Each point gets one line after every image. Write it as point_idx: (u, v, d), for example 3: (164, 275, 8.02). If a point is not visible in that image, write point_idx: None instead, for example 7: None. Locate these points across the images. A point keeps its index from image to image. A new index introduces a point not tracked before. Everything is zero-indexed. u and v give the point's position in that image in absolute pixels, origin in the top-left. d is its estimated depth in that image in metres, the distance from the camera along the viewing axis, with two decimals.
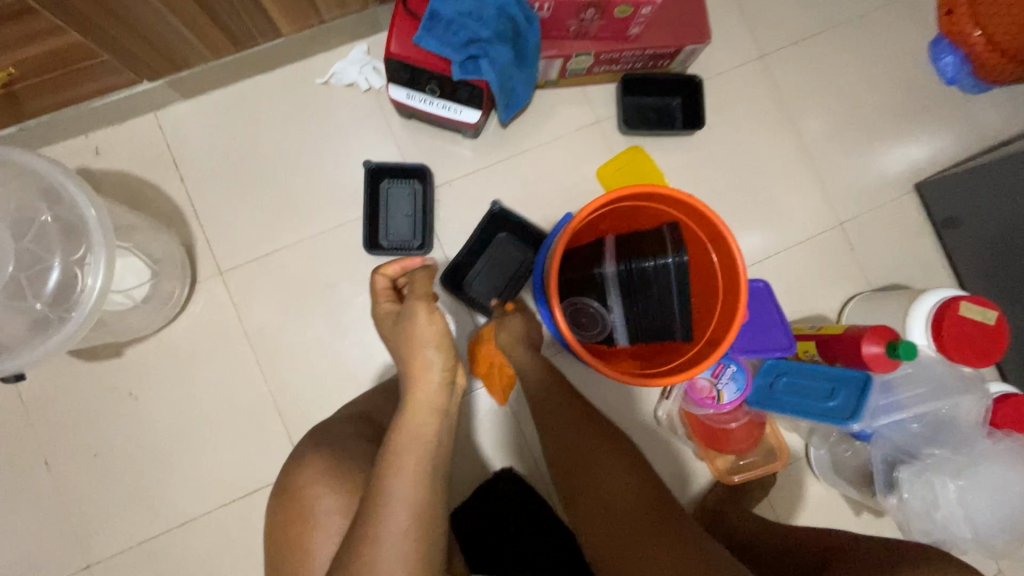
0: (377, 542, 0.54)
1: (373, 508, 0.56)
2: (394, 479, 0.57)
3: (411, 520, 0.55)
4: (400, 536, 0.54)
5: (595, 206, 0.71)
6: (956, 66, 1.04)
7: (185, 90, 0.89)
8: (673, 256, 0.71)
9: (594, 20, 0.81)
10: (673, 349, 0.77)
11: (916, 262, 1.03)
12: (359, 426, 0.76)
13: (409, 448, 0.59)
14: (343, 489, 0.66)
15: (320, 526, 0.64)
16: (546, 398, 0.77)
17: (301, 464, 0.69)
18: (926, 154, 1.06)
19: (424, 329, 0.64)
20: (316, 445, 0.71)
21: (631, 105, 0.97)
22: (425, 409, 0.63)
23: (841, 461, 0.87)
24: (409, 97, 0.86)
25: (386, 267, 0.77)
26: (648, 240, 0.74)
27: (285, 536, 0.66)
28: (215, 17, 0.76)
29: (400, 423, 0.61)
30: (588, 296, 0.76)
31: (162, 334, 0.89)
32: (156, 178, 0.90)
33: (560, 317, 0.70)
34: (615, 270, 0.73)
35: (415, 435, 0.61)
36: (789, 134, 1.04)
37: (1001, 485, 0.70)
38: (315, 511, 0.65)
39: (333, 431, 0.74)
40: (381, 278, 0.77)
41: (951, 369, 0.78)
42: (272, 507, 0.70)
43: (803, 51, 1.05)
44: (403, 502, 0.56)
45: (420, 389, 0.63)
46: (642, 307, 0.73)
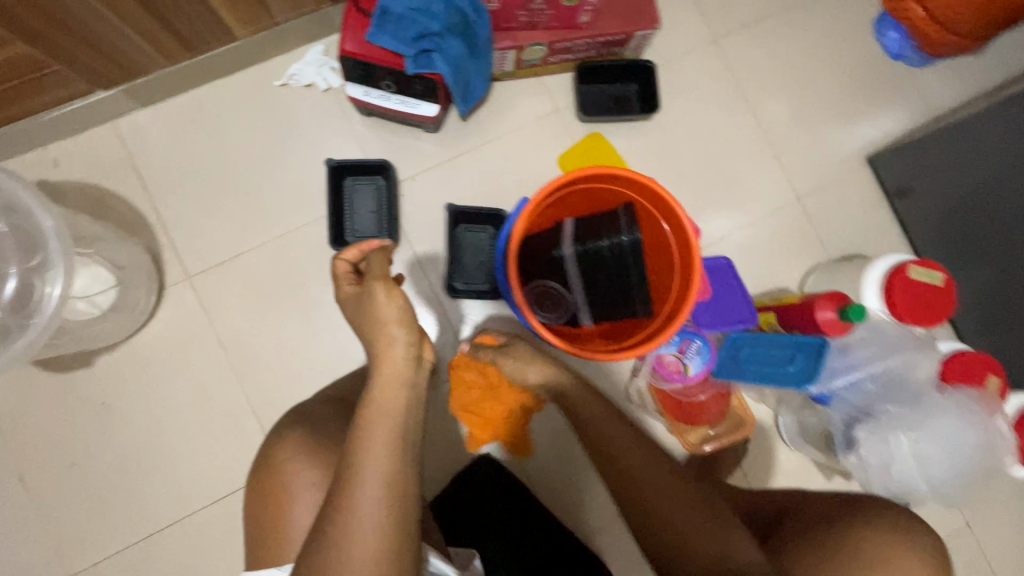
0: (351, 517, 0.53)
1: (347, 483, 0.55)
2: (365, 455, 0.56)
3: (384, 492, 0.55)
4: (371, 507, 0.54)
5: (551, 189, 0.72)
6: (900, 41, 1.09)
7: (141, 98, 0.89)
8: (627, 234, 0.73)
9: (544, 9, 0.83)
10: (636, 325, 0.79)
11: (872, 232, 1.06)
12: (333, 407, 0.75)
13: (380, 427, 0.58)
14: (321, 465, 0.66)
15: (295, 501, 0.65)
16: (606, 452, 0.73)
17: (278, 441, 0.68)
18: (877, 127, 1.09)
19: (387, 308, 0.60)
20: (295, 424, 0.70)
21: (589, 92, 1.00)
22: (393, 386, 0.59)
23: (806, 426, 0.89)
24: (367, 94, 0.88)
25: (343, 251, 0.69)
26: (604, 221, 0.75)
27: (260, 513, 0.65)
28: (166, 21, 0.77)
29: (369, 402, 0.59)
30: (549, 279, 0.78)
31: (132, 341, 0.89)
32: (117, 186, 0.90)
33: (521, 300, 0.71)
34: (571, 250, 0.75)
35: (383, 411, 0.59)
36: (745, 114, 1.06)
37: (950, 437, 0.74)
38: (291, 487, 0.65)
39: (310, 411, 0.73)
40: (342, 262, 0.68)
41: (903, 330, 0.81)
42: (249, 485, 0.69)
43: (755, 32, 1.08)
44: (376, 477, 0.55)
45: (386, 366, 0.60)
46: (601, 286, 0.75)
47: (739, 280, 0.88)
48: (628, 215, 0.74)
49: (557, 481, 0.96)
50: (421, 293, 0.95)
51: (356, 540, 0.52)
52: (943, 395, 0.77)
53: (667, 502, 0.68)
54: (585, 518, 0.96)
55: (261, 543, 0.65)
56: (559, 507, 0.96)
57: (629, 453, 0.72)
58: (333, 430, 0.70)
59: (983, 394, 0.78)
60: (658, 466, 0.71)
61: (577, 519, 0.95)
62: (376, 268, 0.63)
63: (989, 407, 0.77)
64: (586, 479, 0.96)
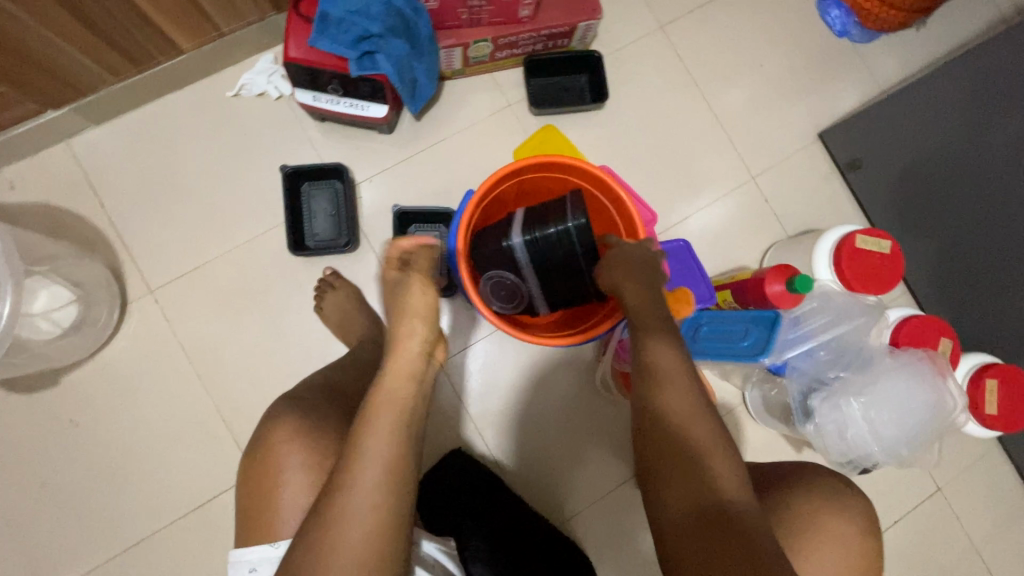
0: (344, 499, 0.53)
1: (343, 469, 0.54)
2: (368, 439, 0.56)
3: (382, 476, 0.54)
4: (367, 492, 0.53)
5: (495, 180, 0.75)
6: (843, 19, 1.11)
7: (93, 116, 0.90)
8: (573, 221, 0.73)
9: (483, 5, 0.84)
10: (594, 309, 0.81)
11: (828, 206, 1.08)
12: (323, 393, 0.74)
13: (385, 408, 0.58)
14: (316, 448, 0.66)
15: (289, 481, 0.64)
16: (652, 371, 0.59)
17: (274, 423, 0.68)
18: (827, 103, 1.11)
19: (416, 303, 0.66)
20: (291, 407, 0.70)
21: (539, 85, 1.01)
22: (404, 375, 0.61)
23: (771, 400, 0.91)
24: (316, 99, 0.89)
25: (399, 240, 0.73)
26: (552, 208, 0.75)
27: (254, 494, 0.65)
28: (108, 38, 0.78)
29: (380, 382, 0.61)
30: (502, 270, 0.78)
31: (97, 357, 0.89)
32: (75, 205, 0.91)
33: (473, 291, 0.71)
34: (522, 240, 0.75)
35: (394, 395, 0.59)
36: (696, 97, 1.08)
37: (899, 398, 0.77)
38: (287, 467, 0.65)
39: (302, 396, 0.73)
40: (395, 250, 0.73)
41: (853, 299, 0.83)
42: (242, 467, 0.68)
43: (701, 17, 1.10)
44: (375, 461, 0.54)
45: (400, 353, 0.63)
46: (554, 272, 0.76)
47: (695, 260, 0.87)
48: (576, 202, 0.75)
49: (532, 470, 0.97)
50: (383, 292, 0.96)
51: (348, 523, 0.52)
52: (891, 357, 0.80)
53: (675, 412, 0.56)
54: (562, 505, 0.97)
55: (253, 523, 0.64)
56: (535, 497, 0.96)
57: (670, 372, 0.58)
58: (329, 414, 0.71)
59: (932, 355, 0.80)
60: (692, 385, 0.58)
61: (553, 507, 0.96)
62: (419, 270, 0.70)
63: (939, 366, 0.79)
64: (560, 467, 0.97)
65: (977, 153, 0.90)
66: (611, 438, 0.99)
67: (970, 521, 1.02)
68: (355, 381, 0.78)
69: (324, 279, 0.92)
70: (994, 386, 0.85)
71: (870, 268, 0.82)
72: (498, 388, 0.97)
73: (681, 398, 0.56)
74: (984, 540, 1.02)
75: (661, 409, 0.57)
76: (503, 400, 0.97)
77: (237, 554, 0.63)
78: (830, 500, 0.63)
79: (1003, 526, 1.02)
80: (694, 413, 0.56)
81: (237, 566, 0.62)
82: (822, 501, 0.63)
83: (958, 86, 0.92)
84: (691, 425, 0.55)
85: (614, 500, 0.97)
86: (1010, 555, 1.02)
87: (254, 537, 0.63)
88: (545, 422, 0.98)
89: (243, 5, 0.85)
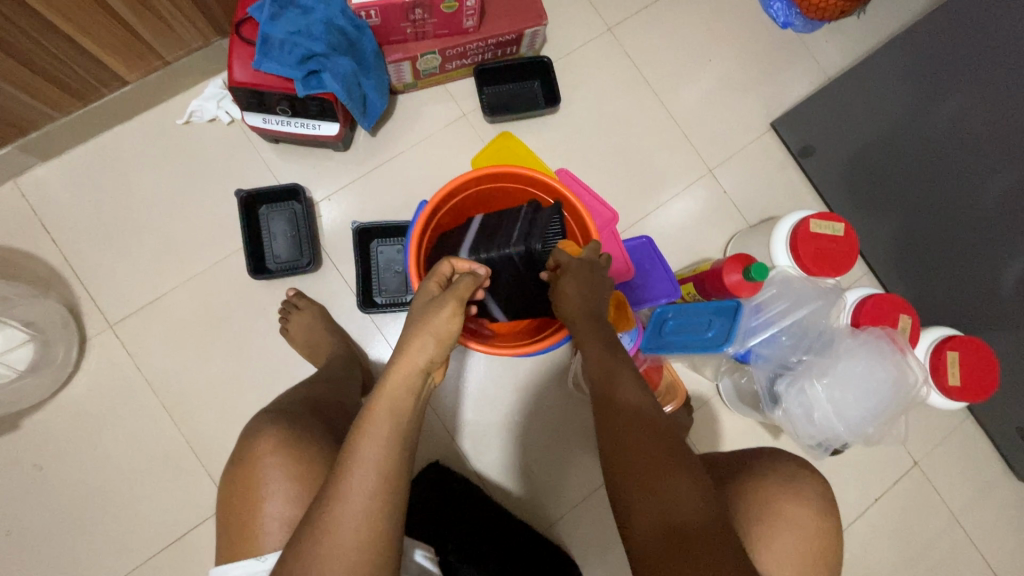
0: (337, 506, 0.46)
1: (337, 476, 0.48)
2: (367, 442, 0.49)
3: (379, 488, 0.47)
4: (363, 508, 0.46)
5: (448, 189, 0.75)
6: (785, 11, 1.13)
7: (40, 153, 0.89)
8: (517, 248, 0.69)
9: (426, 18, 0.85)
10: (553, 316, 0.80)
11: (785, 193, 1.10)
12: (305, 402, 0.71)
13: (387, 418, 0.50)
14: (300, 459, 0.62)
15: (276, 492, 0.60)
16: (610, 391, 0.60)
17: (259, 433, 0.64)
18: (777, 92, 1.13)
19: (445, 322, 0.55)
20: (275, 417, 0.67)
21: (492, 94, 1.02)
22: (404, 390, 0.52)
23: (742, 388, 0.93)
24: (266, 121, 0.89)
25: (458, 260, 0.62)
26: (502, 228, 0.72)
27: (239, 504, 0.61)
28: (47, 74, 0.77)
29: (383, 388, 0.52)
30: None
31: (58, 398, 0.87)
32: (25, 243, 0.89)
33: None
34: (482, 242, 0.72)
35: (400, 406, 0.51)
36: (649, 95, 1.09)
37: (861, 377, 0.78)
38: (275, 477, 0.61)
39: (287, 407, 0.70)
40: (447, 267, 0.61)
41: (811, 282, 0.85)
42: (222, 484, 0.64)
43: (647, 16, 1.12)
44: (371, 470, 0.48)
45: (409, 363, 0.53)
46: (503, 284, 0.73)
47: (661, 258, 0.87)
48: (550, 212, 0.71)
49: (512, 478, 0.96)
50: (349, 310, 0.95)
51: (341, 535, 0.45)
52: (851, 336, 0.81)
53: (634, 443, 0.54)
54: (545, 510, 0.96)
55: (237, 537, 0.59)
56: (517, 504, 0.96)
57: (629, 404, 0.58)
58: (321, 426, 0.68)
59: (890, 331, 0.81)
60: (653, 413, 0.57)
61: (537, 513, 0.96)
62: (460, 288, 0.57)
63: (899, 343, 0.80)
64: (540, 472, 0.97)
65: (918, 132, 0.92)
66: (590, 440, 0.98)
67: (949, 493, 1.03)
68: (338, 394, 0.76)
69: (288, 300, 0.91)
70: (955, 357, 0.86)
71: (826, 251, 0.84)
72: (473, 398, 0.97)
73: (638, 424, 0.56)
74: (964, 510, 1.03)
75: (620, 440, 0.55)
76: (479, 410, 0.97)
77: (222, 571, 0.58)
78: (790, 487, 0.64)
79: (982, 495, 1.04)
80: (652, 437, 0.54)
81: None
82: (788, 486, 0.64)
83: (903, 63, 0.93)
84: (650, 452, 0.53)
85: (597, 501, 0.97)
86: (991, 524, 1.03)
87: (240, 552, 0.59)
88: (522, 429, 0.97)
89: (185, 32, 0.85)
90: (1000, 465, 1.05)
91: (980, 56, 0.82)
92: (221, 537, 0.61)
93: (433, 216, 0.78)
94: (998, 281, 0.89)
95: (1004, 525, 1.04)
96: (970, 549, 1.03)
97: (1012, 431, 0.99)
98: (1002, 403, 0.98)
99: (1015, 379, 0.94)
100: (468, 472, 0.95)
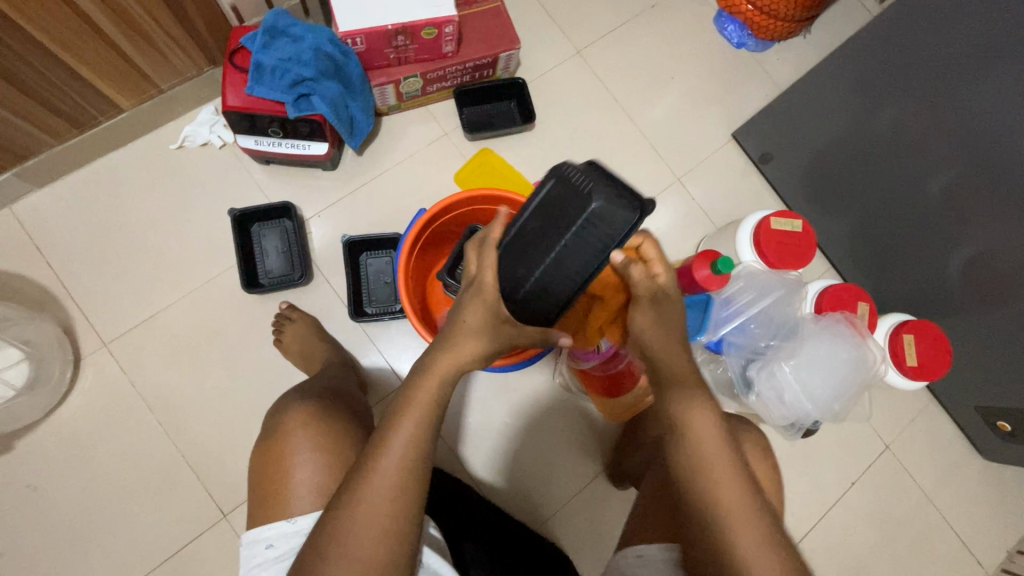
0: (371, 478, 0.53)
1: (371, 454, 0.54)
2: (400, 427, 0.55)
3: (410, 463, 0.54)
4: (395, 480, 0.53)
5: (454, 197, 0.80)
6: (738, 32, 1.23)
7: (36, 179, 0.92)
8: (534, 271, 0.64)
9: (408, 44, 0.91)
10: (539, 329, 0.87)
11: (748, 198, 1.18)
12: (322, 390, 0.76)
13: (421, 410, 0.56)
14: (326, 433, 0.67)
15: (306, 460, 0.65)
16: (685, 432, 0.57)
17: (291, 409, 0.69)
18: (735, 106, 1.22)
19: (486, 311, 0.61)
20: (302, 398, 0.72)
21: (471, 114, 1.08)
22: (435, 378, 0.57)
23: (721, 377, 0.95)
24: (258, 142, 0.93)
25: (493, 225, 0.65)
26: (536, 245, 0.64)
27: (268, 474, 0.65)
28: (46, 101, 0.81)
29: (420, 382, 0.57)
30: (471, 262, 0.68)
31: (51, 418, 0.88)
32: (20, 267, 0.91)
33: (408, 308, 0.77)
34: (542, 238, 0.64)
35: (437, 397, 0.57)
36: (618, 111, 1.17)
37: (825, 358, 0.84)
38: (304, 447, 0.66)
39: (310, 390, 0.74)
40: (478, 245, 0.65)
41: (775, 275, 0.91)
42: (253, 456, 0.68)
43: (612, 40, 1.20)
44: (403, 450, 0.54)
45: (446, 360, 0.58)
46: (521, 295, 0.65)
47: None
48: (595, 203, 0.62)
49: (505, 478, 0.99)
50: (341, 320, 0.99)
51: (375, 504, 0.52)
52: (813, 322, 0.88)
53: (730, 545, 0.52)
54: (538, 508, 0.99)
55: (269, 503, 0.64)
56: (511, 504, 0.98)
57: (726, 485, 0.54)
58: (340, 409, 0.72)
59: (851, 317, 0.88)
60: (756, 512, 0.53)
61: (531, 510, 0.98)
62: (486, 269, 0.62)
63: (858, 327, 0.87)
64: (533, 471, 1.00)
65: (866, 136, 0.98)
66: (578, 437, 1.02)
67: (919, 473, 1.08)
68: (341, 389, 0.79)
69: (281, 312, 0.94)
70: (911, 340, 0.93)
71: (788, 245, 0.90)
72: (463, 401, 1.00)
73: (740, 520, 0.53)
74: (935, 490, 1.08)
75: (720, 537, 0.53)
76: (470, 412, 0.99)
77: (255, 534, 0.62)
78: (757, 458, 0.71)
79: (950, 474, 1.09)
80: (757, 538, 0.52)
81: (254, 544, 0.61)
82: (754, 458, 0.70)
83: (847, 72, 0.96)
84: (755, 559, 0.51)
85: (588, 497, 1.00)
86: (961, 501, 1.09)
87: (272, 516, 0.63)
88: (513, 429, 1.00)
89: (180, 61, 0.90)
90: (965, 444, 1.11)
91: (918, 66, 0.85)
92: (252, 506, 0.65)
93: (438, 216, 0.82)
94: (944, 267, 0.96)
95: (973, 502, 1.09)
96: (944, 526, 1.07)
97: (972, 410, 1.05)
98: (960, 385, 1.05)
99: (969, 360, 1.01)
100: (461, 473, 0.98)
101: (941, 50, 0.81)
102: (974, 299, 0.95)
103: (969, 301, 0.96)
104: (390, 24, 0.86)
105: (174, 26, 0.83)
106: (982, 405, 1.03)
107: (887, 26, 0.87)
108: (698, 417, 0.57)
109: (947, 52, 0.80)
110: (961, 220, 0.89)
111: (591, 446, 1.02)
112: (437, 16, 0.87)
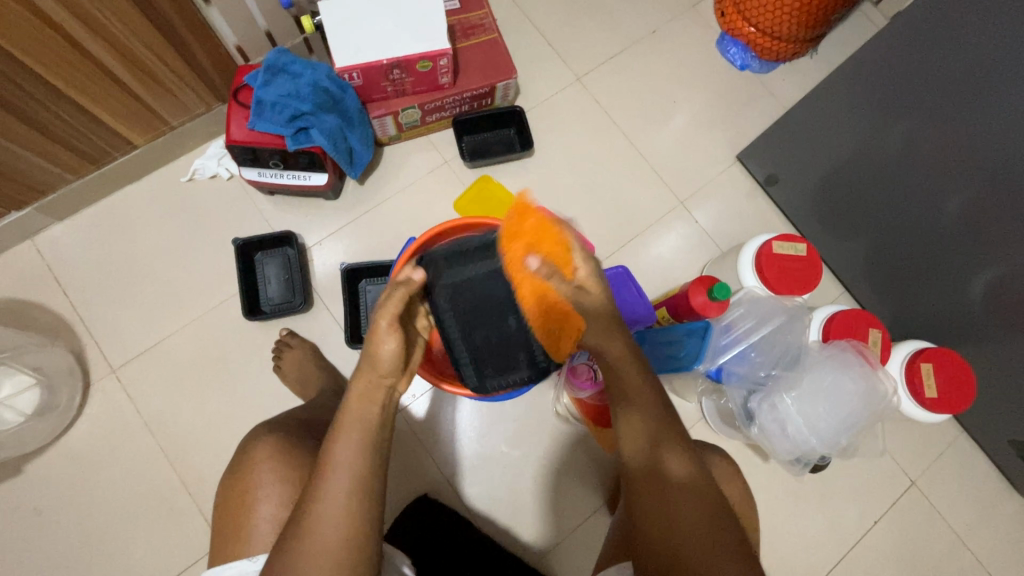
0: (314, 511, 0.52)
1: (317, 477, 0.54)
2: (337, 455, 0.54)
3: (352, 491, 0.53)
4: (337, 509, 0.52)
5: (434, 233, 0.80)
6: (741, 54, 1.23)
7: (55, 213, 0.97)
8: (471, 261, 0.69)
9: (404, 77, 0.94)
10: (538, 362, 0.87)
11: (755, 222, 1.16)
12: (297, 421, 0.76)
13: (355, 428, 0.55)
14: (295, 466, 0.67)
15: (269, 495, 0.65)
16: (633, 422, 0.58)
17: (258, 441, 0.69)
18: (740, 128, 1.20)
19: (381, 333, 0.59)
20: (273, 429, 0.72)
21: (470, 142, 1.10)
22: (363, 398, 0.57)
23: (723, 408, 0.95)
24: (261, 174, 0.97)
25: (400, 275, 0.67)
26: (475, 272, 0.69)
27: (236, 509, 0.65)
28: (65, 142, 0.86)
29: (350, 398, 0.58)
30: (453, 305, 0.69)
31: (59, 443, 0.91)
32: (37, 296, 0.96)
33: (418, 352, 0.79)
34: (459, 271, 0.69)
35: (363, 413, 0.57)
36: (618, 135, 1.17)
37: (831, 390, 0.80)
38: (268, 482, 0.66)
39: (283, 421, 0.74)
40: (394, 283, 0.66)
41: (777, 300, 0.88)
42: (221, 488, 0.69)
43: (612, 66, 1.21)
44: (342, 475, 0.53)
45: (368, 373, 0.58)
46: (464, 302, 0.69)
47: None
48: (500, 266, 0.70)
49: (500, 509, 0.96)
50: (340, 347, 1.00)
51: (318, 534, 0.51)
52: (819, 350, 0.84)
53: (691, 531, 0.52)
54: (536, 541, 0.95)
55: (232, 539, 0.64)
56: (508, 536, 0.95)
57: (686, 490, 0.54)
58: (313, 440, 0.72)
59: (859, 346, 0.84)
60: (710, 506, 0.54)
61: (526, 544, 0.95)
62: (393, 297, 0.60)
63: (869, 358, 0.82)
64: (530, 503, 0.97)
65: (877, 153, 0.93)
66: (578, 467, 0.99)
67: (951, 513, 1.01)
68: (325, 419, 0.79)
69: (281, 339, 0.96)
70: (929, 369, 0.88)
71: (792, 270, 0.88)
72: (458, 430, 0.98)
73: (700, 519, 0.53)
74: (969, 531, 1.00)
75: (682, 527, 0.52)
76: (466, 441, 0.98)
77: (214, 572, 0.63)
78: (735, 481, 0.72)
79: (986, 513, 1.01)
80: (710, 533, 0.52)
81: None
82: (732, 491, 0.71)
83: (852, 90, 0.92)
84: (712, 559, 0.51)
85: (587, 530, 0.96)
86: (999, 544, 1.00)
87: (233, 555, 0.63)
88: (510, 458, 0.98)
89: (188, 99, 0.95)
90: (1000, 481, 1.03)
91: (931, 81, 0.80)
92: (218, 539, 0.65)
93: (428, 246, 0.82)
94: (966, 292, 0.91)
95: (1013, 545, 1.01)
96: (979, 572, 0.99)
97: (1005, 444, 0.98)
98: (992, 416, 0.98)
99: (997, 390, 0.94)
100: (456, 503, 0.95)
101: (957, 61, 0.76)
102: (997, 325, 0.89)
103: (995, 327, 0.90)
104: (385, 59, 0.88)
105: (182, 68, 0.88)
106: (1016, 439, 0.96)
107: (895, 41, 0.82)
108: (628, 427, 0.58)
109: (964, 64, 0.75)
110: (984, 240, 0.84)
111: (592, 477, 0.99)
112: (431, 49, 0.89)
